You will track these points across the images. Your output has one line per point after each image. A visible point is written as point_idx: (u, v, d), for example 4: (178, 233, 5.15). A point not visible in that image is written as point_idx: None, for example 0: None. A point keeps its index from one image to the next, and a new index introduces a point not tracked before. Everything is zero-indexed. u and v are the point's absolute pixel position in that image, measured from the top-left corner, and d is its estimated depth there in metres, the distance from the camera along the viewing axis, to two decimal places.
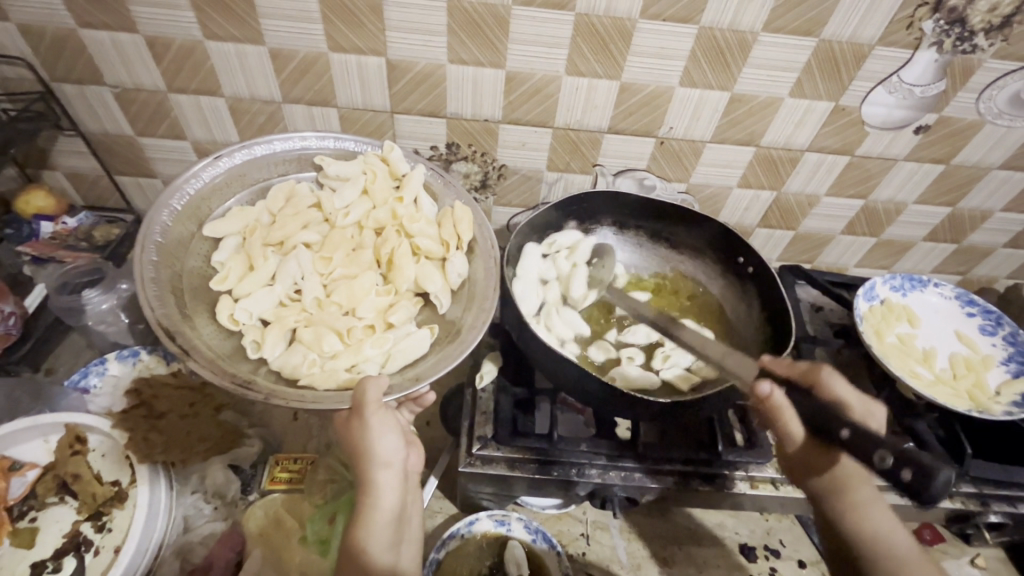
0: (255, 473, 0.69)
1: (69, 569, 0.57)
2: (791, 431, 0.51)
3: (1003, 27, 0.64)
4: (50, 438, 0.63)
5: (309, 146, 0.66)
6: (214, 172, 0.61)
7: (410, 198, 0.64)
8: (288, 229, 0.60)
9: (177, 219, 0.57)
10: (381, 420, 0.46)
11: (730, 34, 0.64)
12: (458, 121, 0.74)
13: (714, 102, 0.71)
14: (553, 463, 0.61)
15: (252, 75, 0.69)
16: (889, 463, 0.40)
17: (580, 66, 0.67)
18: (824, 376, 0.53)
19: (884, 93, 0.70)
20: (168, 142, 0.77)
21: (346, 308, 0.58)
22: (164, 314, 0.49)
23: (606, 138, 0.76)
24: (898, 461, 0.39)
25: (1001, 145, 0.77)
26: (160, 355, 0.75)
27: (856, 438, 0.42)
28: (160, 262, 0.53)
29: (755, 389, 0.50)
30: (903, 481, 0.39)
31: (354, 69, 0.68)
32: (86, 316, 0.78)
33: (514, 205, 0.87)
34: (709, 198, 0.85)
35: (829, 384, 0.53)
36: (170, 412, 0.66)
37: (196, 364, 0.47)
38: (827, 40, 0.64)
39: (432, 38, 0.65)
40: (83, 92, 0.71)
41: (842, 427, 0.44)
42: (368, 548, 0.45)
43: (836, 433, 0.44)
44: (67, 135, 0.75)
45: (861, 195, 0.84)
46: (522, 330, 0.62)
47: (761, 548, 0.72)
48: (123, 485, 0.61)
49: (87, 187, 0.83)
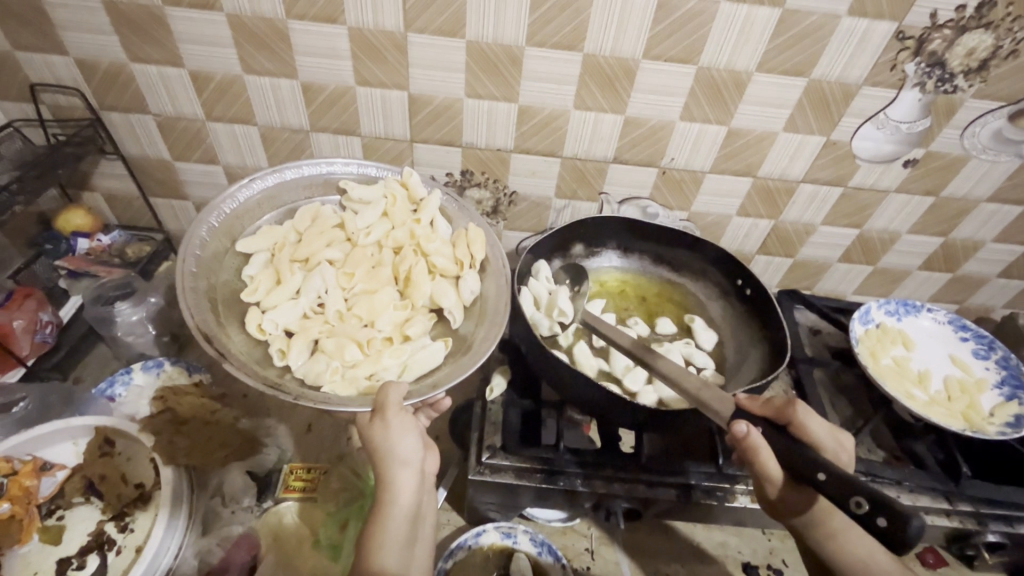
0: (271, 480, 0.71)
1: (92, 566, 0.61)
2: (769, 474, 0.49)
3: (980, 70, 0.69)
4: (79, 441, 0.69)
5: (334, 171, 0.71)
6: (249, 193, 0.66)
7: (427, 219, 0.68)
8: (314, 247, 0.64)
9: (213, 234, 0.62)
10: (401, 423, 0.50)
11: (726, 74, 0.69)
12: (473, 150, 0.79)
13: (712, 135, 0.76)
14: (559, 474, 0.64)
15: (284, 106, 0.74)
16: (863, 507, 0.42)
17: (587, 102, 0.73)
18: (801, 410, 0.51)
19: (873, 129, 0.75)
20: (202, 166, 0.83)
21: (366, 321, 0.62)
22: (201, 320, 0.53)
23: (611, 167, 0.81)
24: (873, 506, 0.41)
25: (987, 179, 0.81)
26: (183, 366, 0.79)
27: (832, 481, 0.44)
28: (198, 273, 0.57)
29: (732, 428, 0.49)
30: (879, 527, 0.41)
31: (378, 102, 0.74)
32: (117, 327, 0.82)
33: (524, 229, 0.91)
34: (710, 225, 0.89)
35: (808, 420, 0.51)
36: (193, 418, 0.70)
37: (233, 367, 0.51)
38: (817, 80, 0.69)
39: (452, 75, 0.71)
40: (128, 120, 0.77)
41: (817, 469, 0.45)
42: (384, 543, 0.48)
43: (812, 474, 0.45)
44: (109, 159, 0.81)
45: (856, 224, 0.88)
46: (532, 345, 0.65)
47: (764, 567, 0.73)
48: (146, 487, 0.66)
49: (122, 208, 0.89)
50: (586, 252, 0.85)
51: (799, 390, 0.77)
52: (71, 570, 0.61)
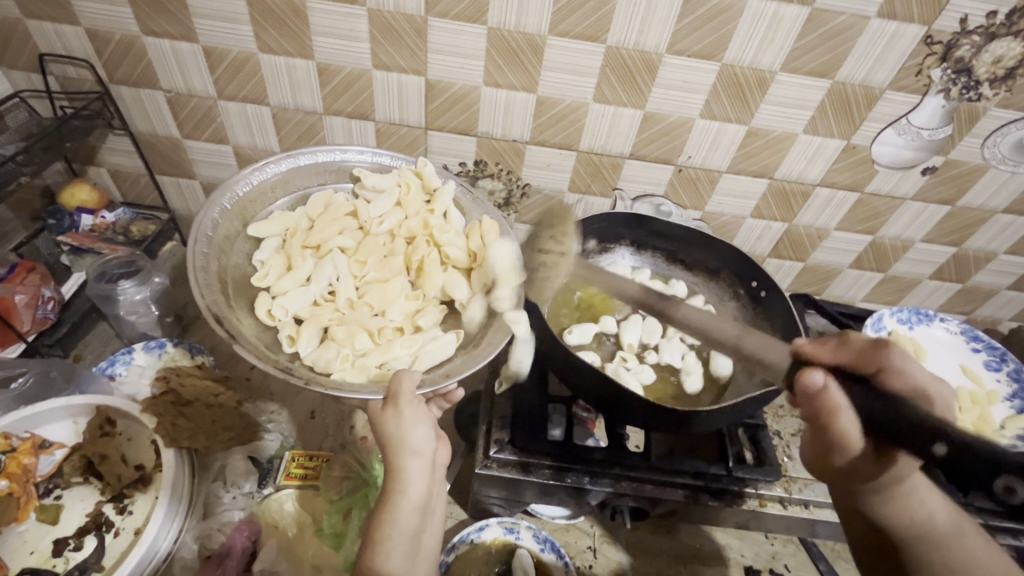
0: (272, 467, 0.70)
1: (90, 547, 0.61)
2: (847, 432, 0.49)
3: (1006, 79, 0.68)
4: (78, 420, 0.68)
5: (348, 159, 0.70)
6: (264, 176, 0.64)
7: (441, 211, 0.67)
8: (326, 234, 0.63)
9: (225, 216, 0.60)
10: (414, 411, 0.50)
11: (750, 72, 0.68)
12: (487, 140, 0.78)
13: (731, 134, 0.75)
14: (567, 470, 0.63)
15: (298, 87, 0.73)
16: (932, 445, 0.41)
17: (606, 94, 0.71)
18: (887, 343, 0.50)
19: (893, 134, 0.74)
20: (211, 146, 0.81)
21: (376, 310, 0.61)
22: (212, 301, 0.52)
23: (627, 163, 0.80)
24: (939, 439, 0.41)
25: (1004, 190, 0.80)
26: (185, 348, 0.78)
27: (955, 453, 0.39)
28: (210, 254, 0.56)
29: (806, 378, 0.49)
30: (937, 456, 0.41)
31: (394, 86, 0.72)
32: (119, 306, 0.81)
33: (534, 222, 0.90)
34: (723, 226, 0.88)
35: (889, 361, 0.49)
36: (196, 400, 0.69)
37: (243, 348, 0.50)
38: (841, 82, 0.68)
39: (470, 61, 0.69)
40: (137, 94, 0.75)
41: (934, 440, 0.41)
42: (391, 532, 0.47)
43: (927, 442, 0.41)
44: (116, 134, 0.80)
45: (870, 230, 0.87)
46: (545, 338, 0.64)
47: (766, 571, 0.72)
48: (147, 469, 0.66)
49: (128, 185, 0.87)
50: (599, 247, 0.84)
51: None
52: (68, 552, 0.60)
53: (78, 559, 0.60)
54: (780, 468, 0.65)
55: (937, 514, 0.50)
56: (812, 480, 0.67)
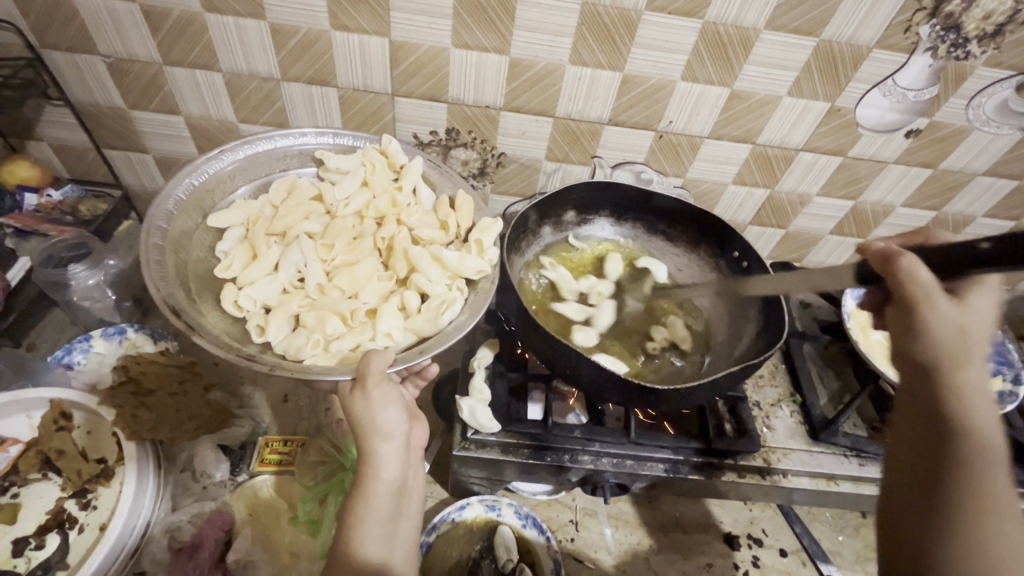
0: (244, 454, 0.69)
1: (52, 545, 0.59)
2: (918, 279, 0.45)
3: (995, 36, 0.65)
4: (34, 414, 0.65)
5: (308, 142, 0.65)
6: (219, 165, 0.60)
7: (409, 188, 0.64)
8: (291, 220, 0.60)
9: (181, 209, 0.56)
10: (383, 393, 0.48)
11: (733, 30, 0.64)
12: (458, 106, 0.74)
13: (714, 98, 0.72)
14: (548, 449, 0.63)
15: (251, 49, 0.67)
16: None
17: (584, 56, 0.67)
18: (901, 265, 0.46)
19: (879, 96, 0.71)
20: (161, 116, 0.75)
21: (348, 293, 0.57)
22: (169, 294, 0.49)
23: (606, 129, 0.76)
24: None
25: (986, 153, 0.79)
26: (148, 333, 0.74)
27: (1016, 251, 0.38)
28: (166, 247, 0.53)
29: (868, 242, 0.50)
30: None
31: (356, 49, 0.67)
32: (73, 291, 0.76)
33: (512, 193, 0.87)
34: (705, 193, 0.86)
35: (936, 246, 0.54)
36: (159, 389, 0.66)
37: (203, 340, 0.47)
38: (828, 40, 0.65)
39: (437, 20, 0.64)
40: (73, 61, 0.69)
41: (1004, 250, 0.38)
42: (365, 517, 0.46)
43: (975, 248, 0.43)
44: (55, 105, 0.73)
45: (851, 196, 0.86)
46: (520, 317, 0.63)
47: (744, 536, 0.74)
48: (109, 463, 0.64)
49: (72, 160, 0.81)
50: (577, 219, 0.81)
51: (788, 364, 0.78)
52: (29, 551, 0.58)
53: (40, 558, 0.58)
54: (759, 438, 0.65)
55: (1000, 442, 0.40)
56: (789, 450, 0.67)
